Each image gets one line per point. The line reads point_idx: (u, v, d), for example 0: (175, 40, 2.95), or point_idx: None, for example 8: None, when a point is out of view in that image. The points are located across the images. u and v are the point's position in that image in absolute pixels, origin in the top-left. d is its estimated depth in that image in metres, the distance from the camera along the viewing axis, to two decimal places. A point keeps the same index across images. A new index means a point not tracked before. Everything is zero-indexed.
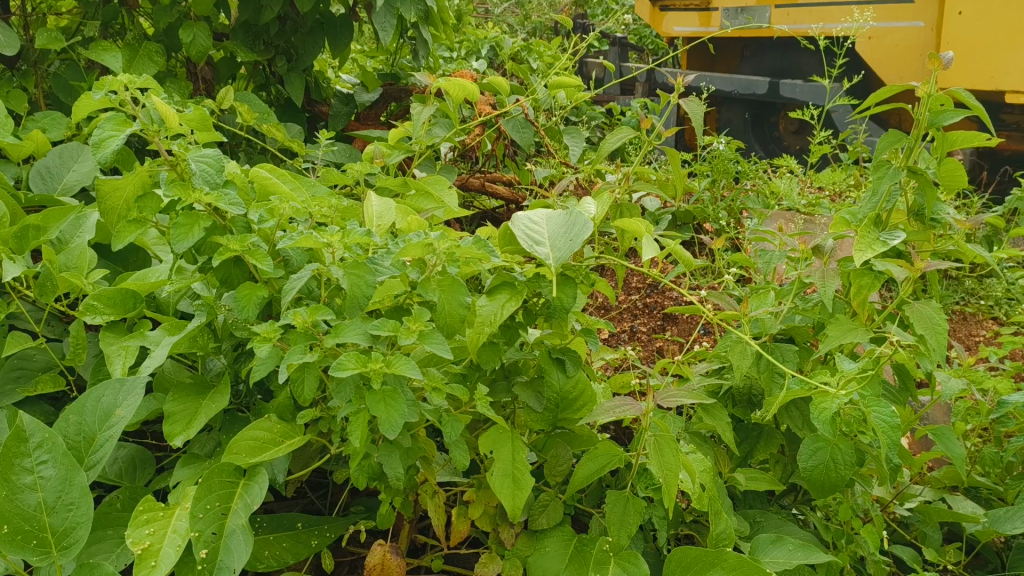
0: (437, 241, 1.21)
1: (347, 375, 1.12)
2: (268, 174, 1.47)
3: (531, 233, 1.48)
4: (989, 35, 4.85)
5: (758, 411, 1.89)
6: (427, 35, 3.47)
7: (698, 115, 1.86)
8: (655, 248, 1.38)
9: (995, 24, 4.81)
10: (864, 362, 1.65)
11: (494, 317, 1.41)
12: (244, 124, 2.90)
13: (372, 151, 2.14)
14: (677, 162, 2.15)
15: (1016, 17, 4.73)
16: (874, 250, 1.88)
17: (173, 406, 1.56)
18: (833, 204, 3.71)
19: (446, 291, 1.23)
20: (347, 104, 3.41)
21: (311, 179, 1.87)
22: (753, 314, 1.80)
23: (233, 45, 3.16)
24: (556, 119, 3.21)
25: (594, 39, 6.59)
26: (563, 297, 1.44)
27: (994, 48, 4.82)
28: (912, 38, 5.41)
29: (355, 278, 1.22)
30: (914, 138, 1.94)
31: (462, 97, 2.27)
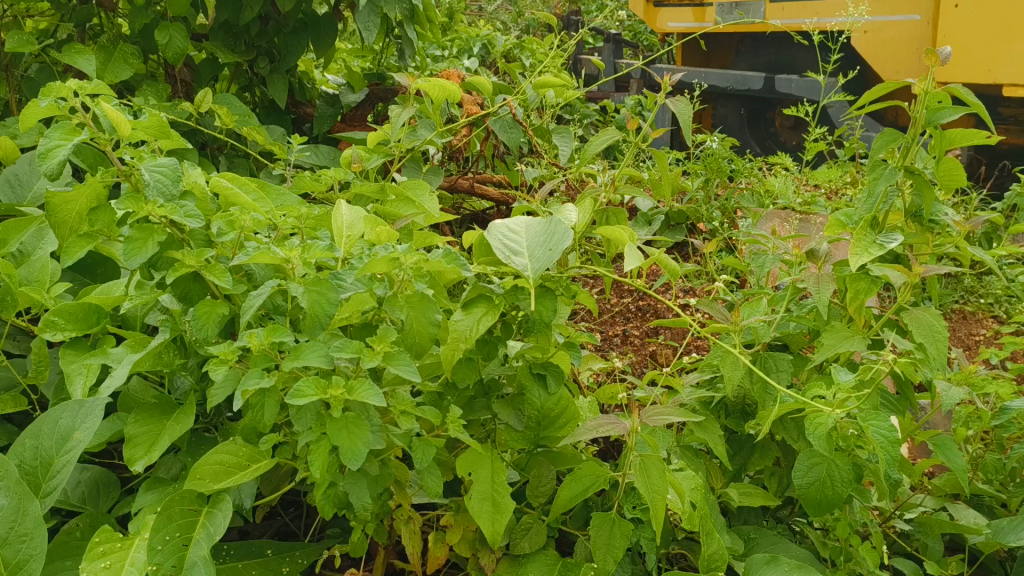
0: (403, 255, 1.14)
1: (306, 403, 1.04)
2: (231, 184, 1.40)
3: (508, 241, 1.41)
4: (984, 28, 4.77)
5: (752, 423, 1.83)
6: (413, 34, 3.39)
7: (685, 115, 1.78)
8: (639, 258, 1.31)
9: (992, 17, 4.73)
10: (861, 373, 1.58)
11: (469, 333, 1.33)
12: (223, 126, 2.82)
13: (349, 155, 2.06)
14: (665, 164, 2.07)
15: (1011, 10, 4.65)
16: (870, 254, 1.80)
17: (134, 428, 1.48)
18: (829, 203, 3.64)
19: (415, 308, 1.15)
20: (332, 105, 3.33)
21: (284, 185, 1.80)
22: (744, 323, 1.73)
23: (212, 45, 3.08)
24: (545, 118, 3.13)
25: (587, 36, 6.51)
26: (543, 310, 1.37)
27: (993, 41, 4.73)
28: (907, 32, 5.34)
29: (314, 295, 1.14)
30: (910, 136, 1.86)
31: (444, 98, 2.18)
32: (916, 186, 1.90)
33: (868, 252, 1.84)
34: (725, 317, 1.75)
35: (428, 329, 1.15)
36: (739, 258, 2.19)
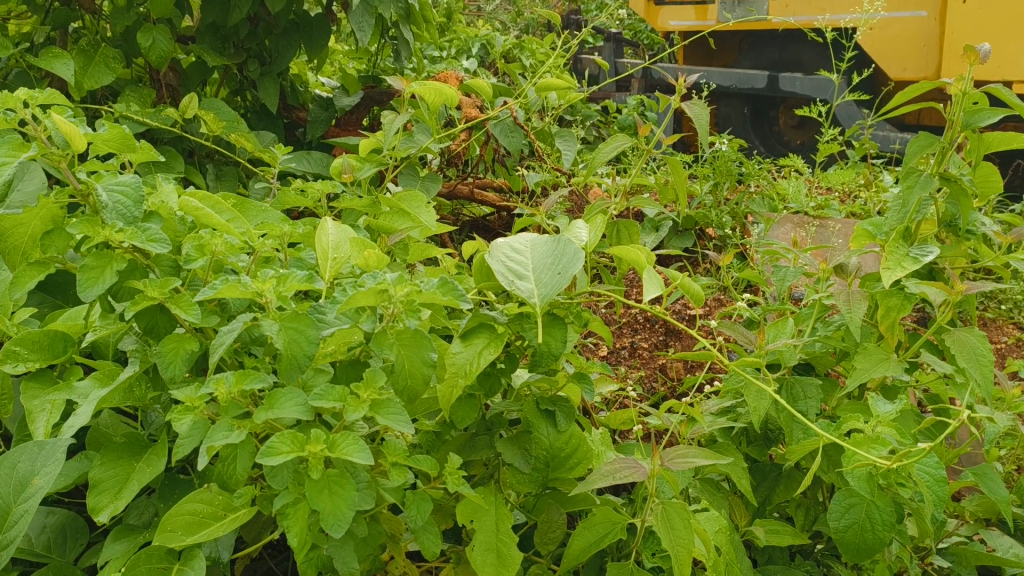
0: (393, 285, 1.00)
1: (280, 462, 0.90)
2: (204, 202, 1.26)
3: (511, 264, 1.27)
4: (991, 26, 4.65)
5: (775, 450, 1.71)
6: (410, 34, 3.24)
7: (702, 119, 1.64)
8: (658, 286, 1.16)
9: (1004, 12, 4.58)
10: (900, 403, 1.44)
11: (470, 368, 1.20)
12: (210, 134, 2.68)
13: (340, 164, 1.91)
14: (679, 172, 1.93)
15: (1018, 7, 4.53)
16: (903, 269, 1.66)
17: (100, 472, 1.34)
18: (844, 206, 3.49)
19: (407, 346, 1.01)
20: (325, 109, 3.18)
21: (267, 200, 1.65)
22: (769, 347, 1.58)
23: (199, 48, 2.93)
24: (548, 121, 2.98)
25: (588, 35, 6.36)
26: (552, 341, 1.23)
27: (1005, 37, 4.58)
28: (913, 29, 5.13)
29: (292, 333, 1.00)
30: (945, 141, 1.72)
31: (441, 103, 2.04)
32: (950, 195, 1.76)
33: (901, 266, 1.70)
34: (749, 340, 1.61)
35: (421, 369, 1.01)
36: (756, 270, 2.05)
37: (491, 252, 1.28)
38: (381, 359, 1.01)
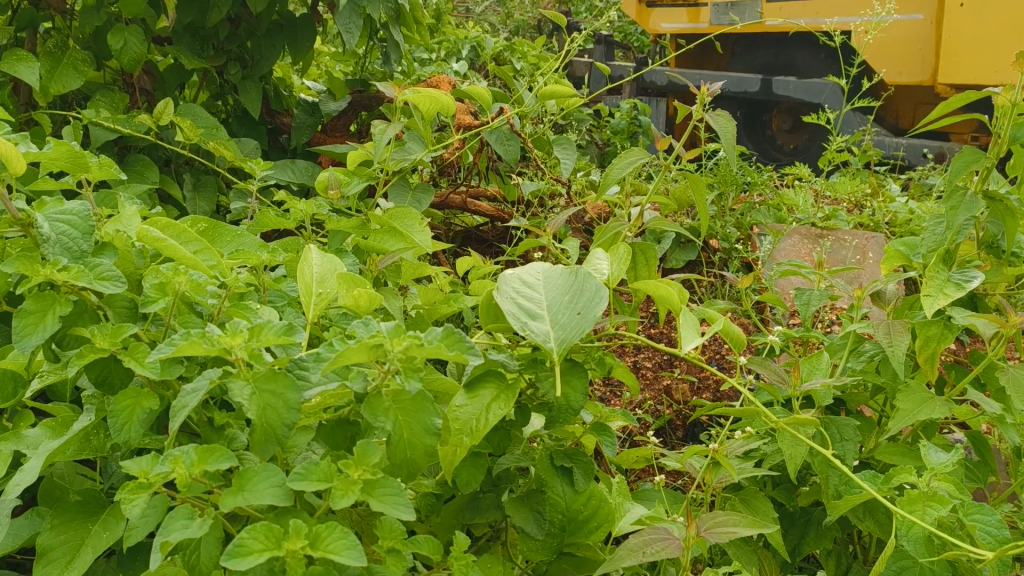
0: (391, 338, 0.84)
1: (251, 563, 0.74)
2: (168, 230, 1.09)
3: (524, 300, 1.11)
4: (988, 29, 4.50)
5: (805, 495, 1.56)
6: (399, 36, 3.07)
7: (729, 133, 1.48)
8: (699, 340, 1.01)
9: (1004, 14, 4.44)
10: (957, 452, 1.31)
11: (476, 424, 1.03)
12: (187, 142, 2.50)
13: (326, 179, 1.74)
14: (700, 190, 1.76)
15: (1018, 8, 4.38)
16: (946, 297, 1.52)
17: (49, 538, 1.16)
18: (852, 217, 3.34)
19: (406, 411, 0.85)
20: (311, 114, 3.01)
21: (245, 220, 1.48)
22: (804, 387, 1.43)
23: (176, 50, 2.75)
24: (546, 128, 2.82)
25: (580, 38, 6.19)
26: (570, 393, 1.07)
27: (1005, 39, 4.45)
28: (909, 32, 4.93)
29: (267, 397, 0.83)
30: (991, 156, 1.57)
31: (435, 112, 1.87)
32: (993, 213, 1.61)
33: (943, 294, 1.55)
34: (782, 379, 1.45)
35: (424, 438, 0.85)
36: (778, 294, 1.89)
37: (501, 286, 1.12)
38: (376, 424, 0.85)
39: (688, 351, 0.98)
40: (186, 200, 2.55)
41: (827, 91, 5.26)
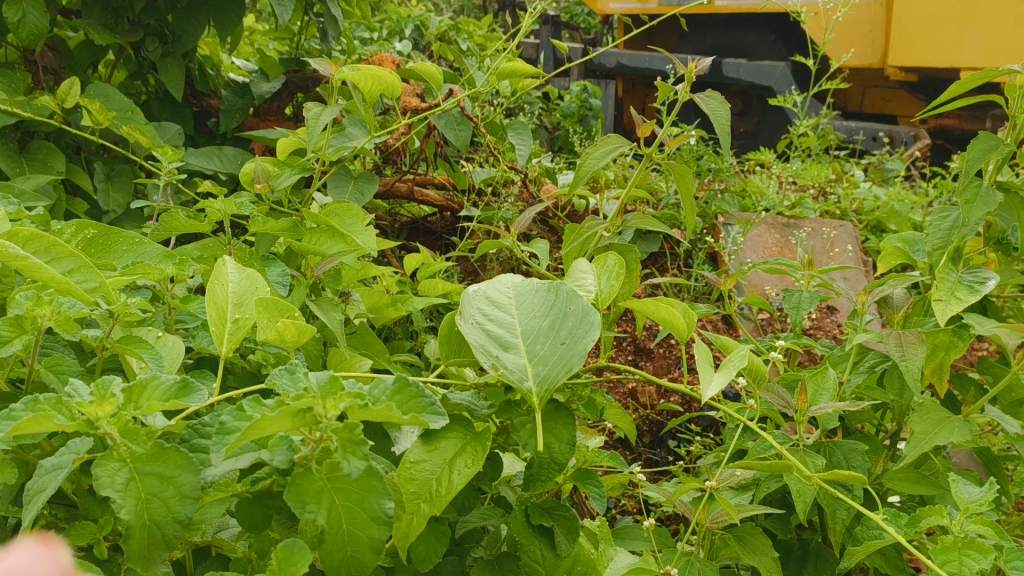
0: (324, 401, 0.67)
1: None
2: (36, 246, 0.86)
3: (491, 323, 0.91)
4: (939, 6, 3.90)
5: (800, 523, 1.40)
6: (338, 10, 2.79)
7: (721, 117, 1.29)
8: (728, 380, 0.87)
9: None
10: (990, 488, 1.13)
11: (435, 487, 0.85)
12: (97, 127, 2.21)
13: (254, 170, 1.48)
14: (686, 182, 1.56)
15: None
16: (960, 303, 1.35)
17: None
18: (818, 204, 3.18)
19: (345, 496, 0.68)
20: (240, 96, 2.73)
21: (151, 224, 1.23)
22: (813, 412, 1.23)
23: (84, 24, 2.44)
24: (499, 110, 2.58)
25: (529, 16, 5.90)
26: (549, 443, 0.89)
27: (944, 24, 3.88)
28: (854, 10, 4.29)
29: (144, 485, 0.66)
30: (1008, 141, 1.41)
31: (377, 92, 1.62)
32: (1006, 206, 1.45)
33: (954, 298, 1.37)
34: (784, 403, 1.26)
35: (369, 526, 0.68)
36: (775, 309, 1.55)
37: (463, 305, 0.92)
38: (305, 513, 0.68)
39: (712, 399, 0.84)
40: (96, 190, 2.25)
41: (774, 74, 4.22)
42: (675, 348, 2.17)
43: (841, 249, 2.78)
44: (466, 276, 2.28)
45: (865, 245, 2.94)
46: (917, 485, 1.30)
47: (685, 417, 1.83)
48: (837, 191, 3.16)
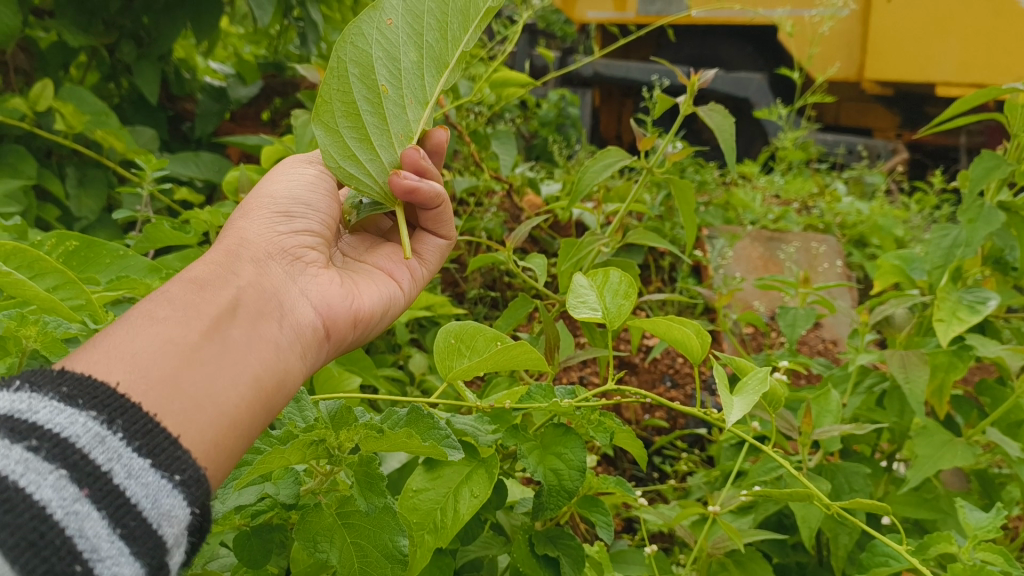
0: (337, 432, 0.71)
1: None
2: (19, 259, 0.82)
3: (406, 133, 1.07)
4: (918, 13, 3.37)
5: (796, 542, 1.37)
6: (320, 15, 2.66)
7: (725, 132, 1.26)
8: (749, 406, 0.85)
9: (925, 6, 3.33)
10: (999, 512, 1.08)
11: (440, 517, 0.80)
12: (69, 131, 2.10)
13: (241, 180, 1.44)
14: (686, 196, 1.54)
15: None
16: (963, 324, 1.32)
17: None
18: (802, 215, 3.15)
19: (367, 539, 0.71)
20: (217, 100, 2.64)
21: (133, 233, 1.17)
22: (818, 435, 1.20)
23: (56, 25, 2.27)
24: (483, 118, 2.51)
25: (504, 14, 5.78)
26: (557, 469, 0.84)
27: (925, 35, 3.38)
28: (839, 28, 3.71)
29: None
30: (1012, 161, 1.39)
31: None
32: (1005, 226, 1.44)
33: (956, 319, 1.34)
34: (788, 426, 1.23)
35: (382, 565, 0.70)
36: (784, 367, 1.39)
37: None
38: (317, 551, 0.71)
39: (733, 424, 0.82)
40: (68, 197, 2.16)
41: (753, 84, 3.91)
42: (663, 362, 2.13)
43: (826, 265, 2.77)
44: (447, 287, 2.22)
45: (849, 260, 2.93)
46: (919, 510, 1.28)
47: (677, 433, 1.79)
48: (820, 205, 3.14)
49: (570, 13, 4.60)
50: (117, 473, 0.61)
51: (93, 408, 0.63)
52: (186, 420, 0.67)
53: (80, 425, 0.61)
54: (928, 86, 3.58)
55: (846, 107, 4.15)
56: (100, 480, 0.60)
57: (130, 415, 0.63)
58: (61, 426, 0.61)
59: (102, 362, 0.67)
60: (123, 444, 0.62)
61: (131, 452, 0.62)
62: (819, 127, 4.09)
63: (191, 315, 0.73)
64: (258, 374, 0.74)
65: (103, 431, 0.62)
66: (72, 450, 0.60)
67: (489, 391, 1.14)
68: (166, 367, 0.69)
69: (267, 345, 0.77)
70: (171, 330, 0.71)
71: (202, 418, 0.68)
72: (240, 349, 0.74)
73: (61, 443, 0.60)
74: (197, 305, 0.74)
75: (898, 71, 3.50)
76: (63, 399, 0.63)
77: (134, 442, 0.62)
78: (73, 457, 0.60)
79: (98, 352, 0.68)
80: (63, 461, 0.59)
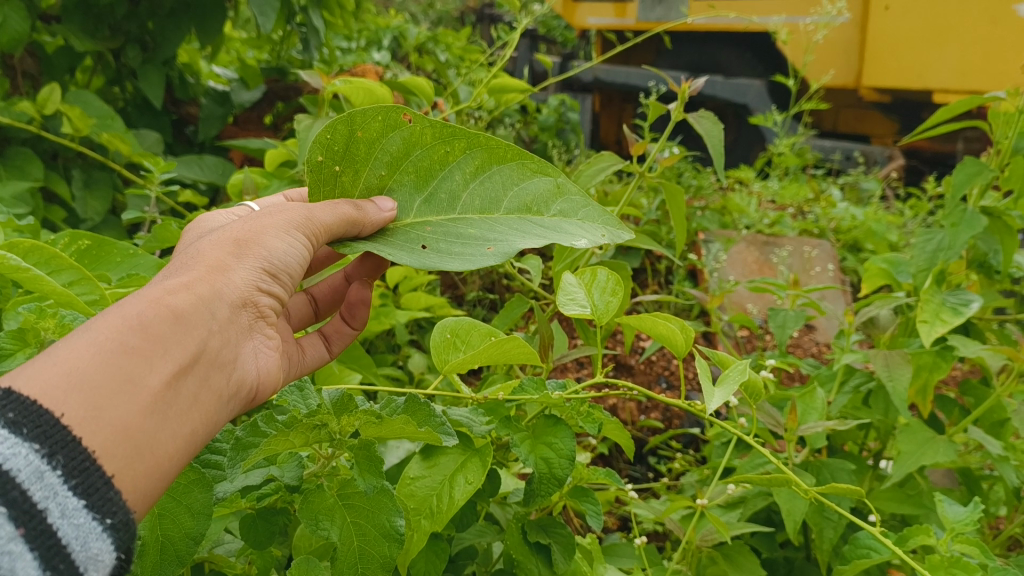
0: (338, 417, 0.75)
1: None
2: (33, 255, 0.87)
3: (443, 195, 0.84)
4: (914, 22, 3.41)
5: (783, 535, 1.41)
6: (322, 21, 2.70)
7: (714, 138, 1.30)
8: (728, 395, 0.90)
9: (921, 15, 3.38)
10: (977, 507, 1.12)
11: (436, 503, 0.83)
12: (75, 134, 2.14)
13: (245, 181, 1.48)
14: (678, 200, 1.58)
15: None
16: (945, 325, 1.35)
17: None
18: (798, 219, 3.18)
19: (363, 520, 0.75)
20: (220, 104, 2.67)
21: (142, 233, 1.21)
22: (802, 431, 1.24)
23: (63, 30, 2.30)
24: (483, 123, 2.54)
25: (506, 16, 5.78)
26: (547, 457, 0.87)
27: (920, 43, 3.42)
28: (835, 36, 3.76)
29: (167, 498, 0.72)
30: (995, 167, 1.43)
31: (369, 105, 1.62)
32: (988, 230, 1.47)
33: (939, 320, 1.38)
34: (774, 422, 1.27)
35: (380, 544, 0.74)
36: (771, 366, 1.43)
37: (479, 137, 0.82)
38: (319, 529, 0.75)
39: (714, 412, 0.86)
40: (74, 199, 2.20)
41: (751, 90, 3.95)
42: (657, 364, 2.16)
43: (819, 268, 2.81)
44: (446, 289, 2.26)
45: (843, 264, 2.96)
46: (903, 505, 1.31)
47: (669, 434, 1.82)
48: (815, 210, 3.18)
49: (571, 19, 4.65)
50: (51, 512, 0.56)
51: (41, 440, 0.56)
52: (127, 473, 0.60)
53: (23, 457, 0.55)
54: (924, 94, 3.62)
55: (844, 113, 4.19)
56: (35, 519, 0.55)
57: (73, 451, 0.57)
58: (1, 457, 0.54)
59: (56, 386, 0.59)
60: (62, 482, 0.56)
61: (68, 491, 0.56)
62: (815, 133, 4.13)
63: (159, 354, 0.65)
64: (197, 435, 0.67)
65: (43, 465, 0.56)
66: (12, 484, 0.54)
67: (485, 387, 1.18)
68: (116, 413, 0.61)
69: (209, 412, 0.69)
70: (136, 367, 0.63)
71: (140, 469, 0.62)
72: (191, 403, 0.67)
73: (1, 476, 0.54)
74: (171, 343, 0.65)
75: (895, 80, 3.55)
76: (9, 424, 0.55)
77: (73, 481, 0.57)
78: (11, 493, 0.54)
79: (53, 367, 0.60)
80: (0, 497, 0.54)
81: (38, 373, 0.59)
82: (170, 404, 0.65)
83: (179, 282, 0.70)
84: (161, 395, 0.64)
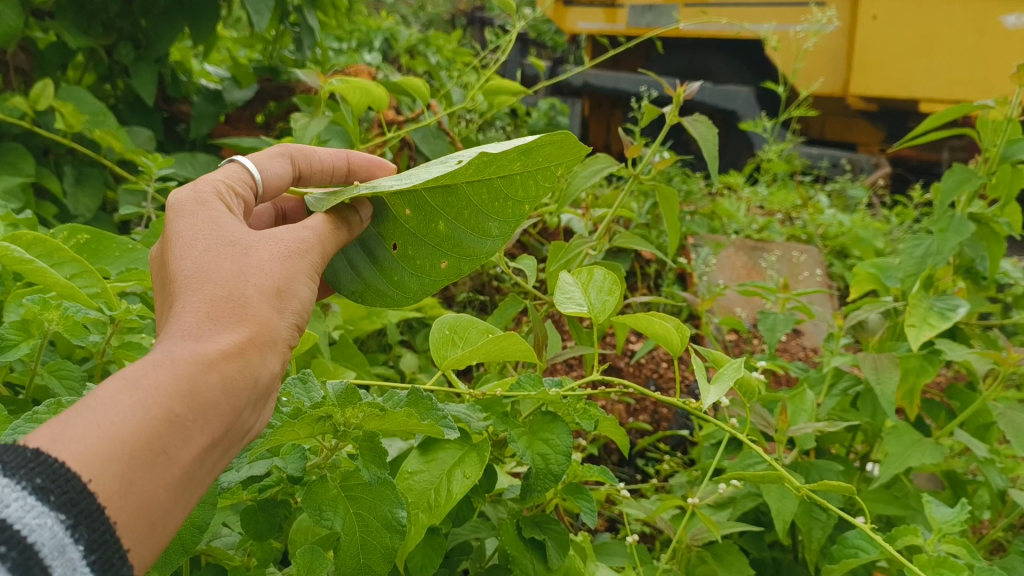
0: (342, 409, 0.75)
1: None
2: (37, 248, 0.89)
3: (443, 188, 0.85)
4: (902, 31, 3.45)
5: (772, 537, 1.43)
6: (315, 21, 2.70)
7: (708, 142, 1.32)
8: (723, 394, 0.91)
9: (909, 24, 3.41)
10: (963, 507, 1.13)
11: (434, 497, 0.84)
12: (68, 130, 2.13)
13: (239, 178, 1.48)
14: (671, 204, 1.60)
15: None
16: (932, 329, 1.37)
17: None
18: (786, 225, 3.21)
19: (366, 510, 0.76)
20: (212, 102, 2.66)
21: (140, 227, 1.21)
22: (791, 432, 1.25)
23: (57, 26, 2.29)
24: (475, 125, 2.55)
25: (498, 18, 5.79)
26: (544, 454, 0.89)
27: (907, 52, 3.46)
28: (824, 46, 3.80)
29: None
30: (982, 174, 1.45)
31: (364, 104, 1.62)
32: (976, 237, 1.50)
33: (926, 324, 1.39)
34: (765, 423, 1.28)
35: (381, 534, 0.75)
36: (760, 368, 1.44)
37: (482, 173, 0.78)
38: (323, 519, 0.76)
39: (710, 407, 0.88)
40: (65, 195, 2.19)
41: (740, 96, 3.97)
42: (645, 367, 2.18)
43: (807, 273, 2.83)
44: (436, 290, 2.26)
45: (830, 270, 2.99)
46: (889, 506, 1.33)
47: (657, 435, 1.83)
48: (803, 217, 3.20)
49: (562, 23, 4.66)
50: None
51: (67, 509, 0.56)
52: (139, 549, 0.60)
53: (47, 528, 0.55)
54: (910, 103, 3.66)
55: (831, 121, 4.21)
56: None
57: (95, 524, 0.57)
58: (27, 528, 0.54)
59: (98, 453, 0.58)
60: (82, 557, 0.56)
61: (86, 567, 0.56)
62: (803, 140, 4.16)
63: (200, 425, 0.64)
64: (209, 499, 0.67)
65: (66, 538, 0.56)
66: (35, 559, 0.54)
67: (479, 386, 1.19)
68: (147, 486, 0.60)
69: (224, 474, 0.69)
70: (175, 440, 0.61)
71: (151, 545, 0.61)
72: (212, 473, 0.66)
73: (26, 549, 0.54)
74: (212, 418, 0.64)
75: (884, 88, 3.57)
76: (35, 491, 0.55)
77: (92, 557, 0.57)
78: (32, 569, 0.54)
79: (94, 429, 0.59)
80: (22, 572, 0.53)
81: (78, 436, 0.58)
82: (195, 479, 0.64)
83: (229, 334, 0.68)
84: (191, 470, 0.63)
